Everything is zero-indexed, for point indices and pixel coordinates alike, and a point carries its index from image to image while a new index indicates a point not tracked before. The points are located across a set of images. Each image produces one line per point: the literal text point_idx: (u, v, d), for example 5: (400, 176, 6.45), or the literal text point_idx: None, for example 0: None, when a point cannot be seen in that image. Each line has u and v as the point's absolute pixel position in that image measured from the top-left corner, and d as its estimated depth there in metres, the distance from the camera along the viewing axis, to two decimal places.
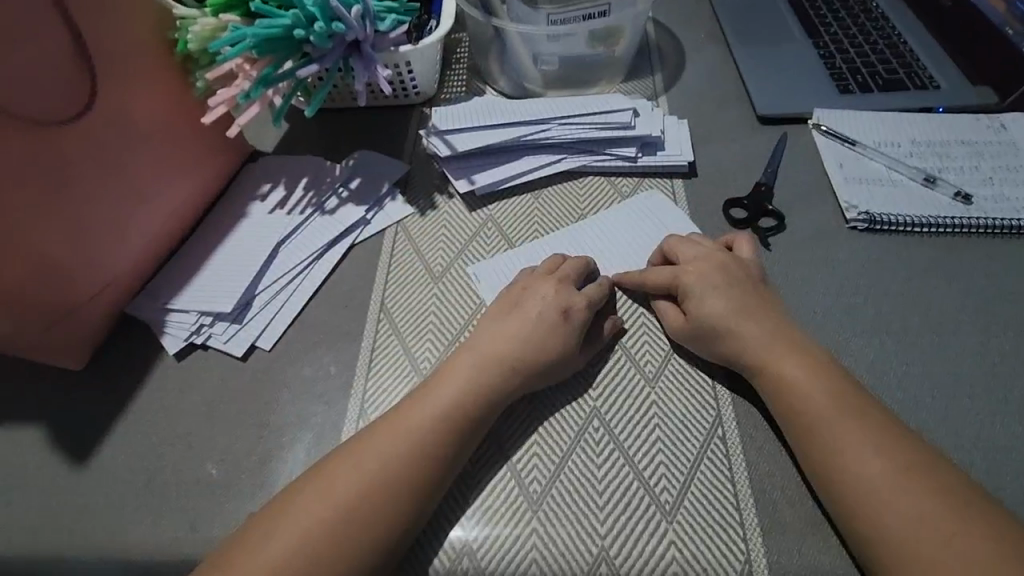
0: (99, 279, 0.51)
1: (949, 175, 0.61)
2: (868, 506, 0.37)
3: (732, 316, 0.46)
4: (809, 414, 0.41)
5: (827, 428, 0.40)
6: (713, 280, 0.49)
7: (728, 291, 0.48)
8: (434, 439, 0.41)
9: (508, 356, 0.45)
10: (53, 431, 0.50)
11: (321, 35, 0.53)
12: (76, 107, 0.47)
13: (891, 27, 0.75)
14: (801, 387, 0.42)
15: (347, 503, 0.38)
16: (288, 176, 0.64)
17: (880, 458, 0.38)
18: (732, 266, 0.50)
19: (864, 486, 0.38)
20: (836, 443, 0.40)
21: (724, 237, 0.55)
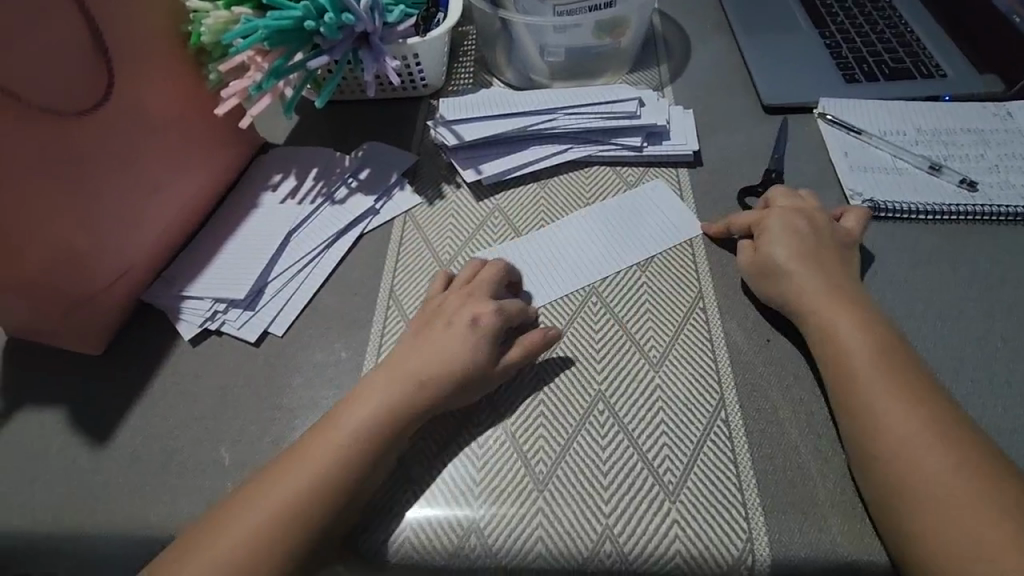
0: (115, 268, 0.53)
1: (955, 163, 0.61)
2: (892, 465, 0.39)
3: (795, 259, 0.50)
4: (857, 367, 0.43)
5: (868, 380, 0.42)
6: (793, 226, 0.52)
7: (801, 238, 0.52)
8: (361, 444, 0.42)
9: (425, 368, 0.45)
10: (74, 414, 0.51)
11: (331, 26, 0.54)
12: (92, 99, 0.48)
13: (898, 16, 0.75)
14: (856, 340, 0.44)
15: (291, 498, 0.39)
16: (299, 167, 0.66)
17: (908, 423, 0.40)
18: (819, 223, 0.53)
19: (890, 438, 0.40)
20: (874, 402, 0.41)
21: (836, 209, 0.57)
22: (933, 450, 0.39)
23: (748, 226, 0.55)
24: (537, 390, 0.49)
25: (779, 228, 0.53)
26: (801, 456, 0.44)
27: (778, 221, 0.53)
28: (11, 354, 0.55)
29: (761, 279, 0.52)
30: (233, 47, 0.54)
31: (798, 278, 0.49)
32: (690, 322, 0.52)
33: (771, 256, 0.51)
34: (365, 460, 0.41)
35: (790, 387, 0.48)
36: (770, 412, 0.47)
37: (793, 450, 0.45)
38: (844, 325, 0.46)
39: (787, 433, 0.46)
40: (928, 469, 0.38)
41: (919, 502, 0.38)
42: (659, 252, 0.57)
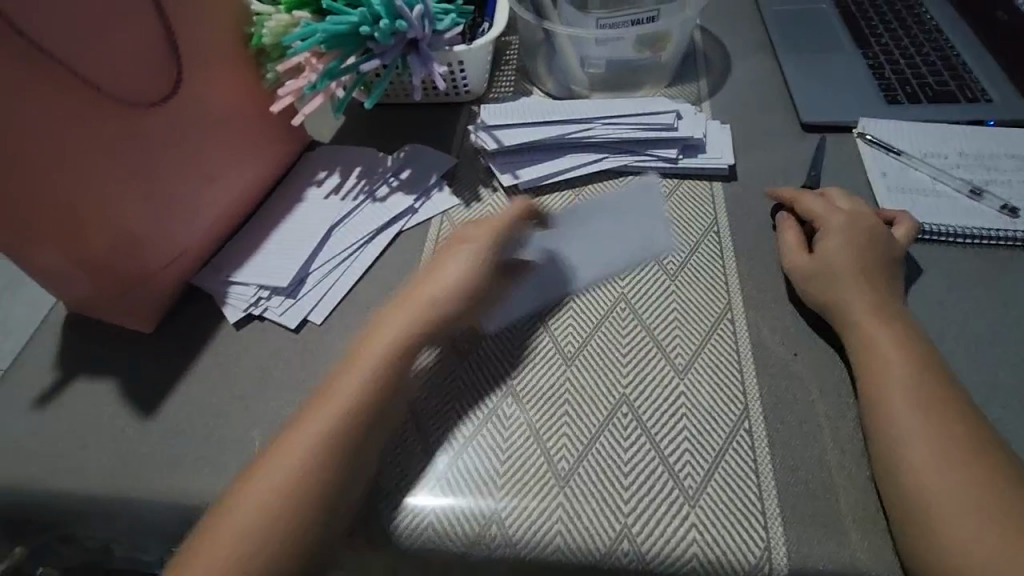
0: (170, 252, 0.56)
1: (996, 188, 0.60)
2: (915, 480, 0.40)
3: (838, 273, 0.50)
4: (884, 383, 0.44)
5: (897, 399, 0.43)
6: (857, 228, 0.53)
7: (855, 248, 0.52)
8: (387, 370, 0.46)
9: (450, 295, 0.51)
10: (124, 386, 0.54)
11: (384, 32, 0.57)
12: (162, 91, 0.52)
13: (945, 39, 0.74)
14: (887, 352, 0.45)
15: (304, 448, 0.42)
16: (344, 164, 0.68)
17: (929, 439, 0.41)
18: (878, 235, 0.53)
19: (918, 461, 0.40)
20: (898, 416, 0.42)
21: (887, 211, 0.57)
22: (952, 468, 0.39)
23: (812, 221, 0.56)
24: (562, 390, 0.50)
25: (844, 227, 0.54)
26: (823, 470, 0.45)
27: (844, 220, 0.54)
28: (71, 327, 0.59)
29: (806, 282, 0.52)
30: (292, 49, 0.57)
31: (833, 292, 0.50)
32: (716, 331, 0.52)
33: (827, 254, 0.52)
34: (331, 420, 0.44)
35: (814, 402, 0.48)
36: (792, 425, 0.47)
37: (816, 463, 0.45)
38: (880, 339, 0.46)
39: (810, 447, 0.46)
40: (947, 487, 0.39)
41: (934, 518, 0.38)
42: (690, 260, 0.58)
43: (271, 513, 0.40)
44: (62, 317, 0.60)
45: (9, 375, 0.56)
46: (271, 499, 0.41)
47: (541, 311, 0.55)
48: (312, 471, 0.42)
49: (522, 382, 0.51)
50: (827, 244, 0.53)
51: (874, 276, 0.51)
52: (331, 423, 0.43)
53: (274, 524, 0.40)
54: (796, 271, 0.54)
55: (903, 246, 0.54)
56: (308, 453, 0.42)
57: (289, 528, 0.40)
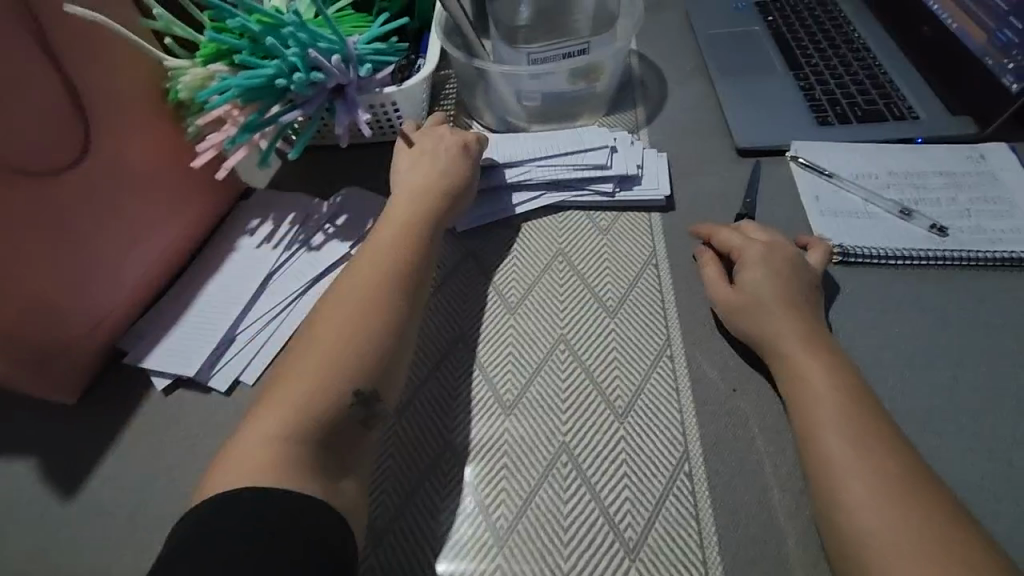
0: (90, 319, 0.54)
1: (926, 207, 0.61)
2: (848, 521, 0.39)
3: (773, 303, 0.50)
4: (812, 422, 0.44)
5: (829, 435, 0.42)
6: (773, 257, 0.53)
7: (778, 276, 0.52)
8: (366, 329, 0.45)
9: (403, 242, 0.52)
10: (45, 464, 0.52)
11: (301, 84, 0.56)
12: (68, 156, 0.50)
13: (872, 58, 0.76)
14: (817, 386, 0.45)
15: (305, 390, 0.42)
16: (277, 211, 0.67)
17: (861, 474, 0.40)
18: (797, 262, 0.54)
19: (850, 499, 0.40)
20: (830, 454, 0.42)
21: (803, 238, 0.58)
22: (881, 504, 0.39)
23: (728, 253, 0.56)
24: (500, 442, 0.49)
25: (760, 257, 0.54)
26: (766, 511, 0.44)
27: (762, 250, 0.54)
28: None
29: (731, 317, 0.52)
30: (210, 103, 0.56)
31: (760, 326, 0.50)
32: (656, 371, 0.52)
33: (747, 286, 0.52)
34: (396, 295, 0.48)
35: (755, 439, 0.47)
36: (733, 466, 0.46)
37: (758, 504, 0.44)
38: (804, 371, 0.46)
39: (751, 487, 0.45)
40: (884, 525, 0.38)
41: (871, 559, 0.37)
42: (630, 294, 0.57)
43: (289, 412, 0.40)
44: None
45: None
46: (278, 425, 0.40)
47: (480, 359, 0.54)
48: (315, 407, 0.41)
49: (460, 437, 0.49)
50: (744, 275, 0.53)
51: (800, 308, 0.51)
52: (330, 373, 0.42)
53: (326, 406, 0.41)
54: (722, 305, 0.53)
55: (818, 271, 0.54)
56: (296, 400, 0.41)
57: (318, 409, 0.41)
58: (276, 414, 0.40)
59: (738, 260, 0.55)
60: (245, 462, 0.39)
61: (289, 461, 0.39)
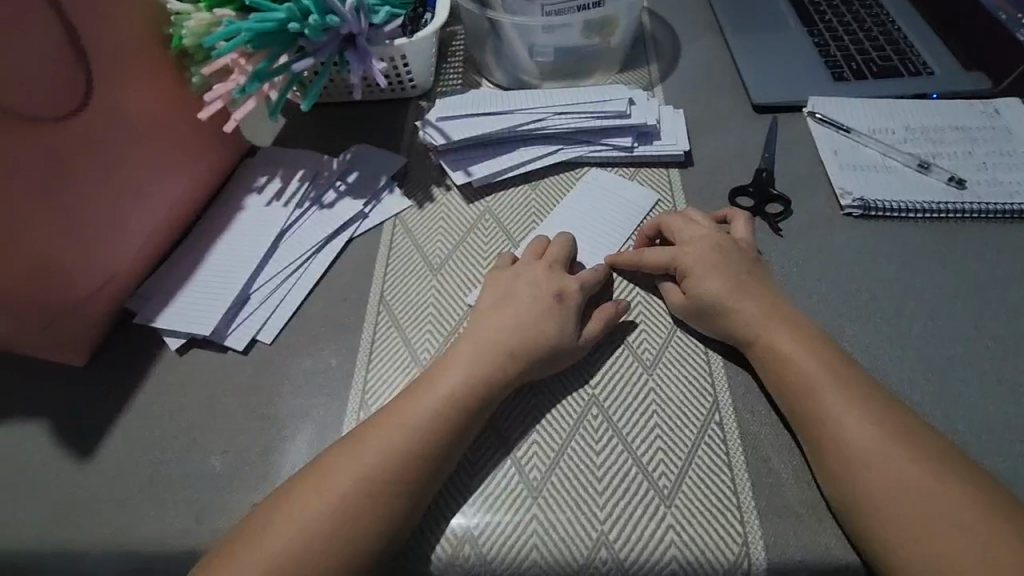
0: (99, 275, 0.52)
1: (943, 160, 0.61)
2: (852, 467, 0.39)
3: (731, 296, 0.48)
4: (805, 378, 0.43)
5: (817, 385, 0.43)
6: (708, 258, 0.50)
7: (722, 273, 0.49)
8: (457, 407, 0.43)
9: (517, 325, 0.47)
10: (57, 426, 0.50)
11: (315, 28, 0.53)
12: (68, 104, 0.47)
13: (886, 14, 0.75)
14: (802, 352, 0.44)
15: (376, 461, 0.40)
16: (286, 169, 0.65)
17: (879, 421, 0.40)
18: (727, 246, 0.51)
19: (847, 447, 0.40)
20: (826, 409, 0.42)
21: (722, 212, 0.57)
22: (899, 450, 0.39)
23: (665, 269, 0.52)
24: (528, 396, 0.48)
25: (698, 264, 0.50)
26: (796, 457, 0.44)
27: (695, 255, 0.50)
28: None
29: (699, 320, 0.49)
30: (216, 50, 0.53)
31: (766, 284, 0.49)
32: (680, 329, 0.51)
33: (701, 298, 0.49)
34: (459, 422, 0.43)
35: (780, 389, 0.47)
36: (762, 416, 0.46)
37: (789, 452, 0.45)
38: (791, 332, 0.46)
39: (781, 437, 0.45)
40: (889, 469, 0.38)
41: (876, 500, 0.38)
42: None
43: (311, 529, 0.37)
44: None
45: None
46: (342, 497, 0.38)
47: None
48: (391, 489, 0.39)
49: None
50: (690, 284, 0.50)
51: (749, 288, 0.49)
52: (412, 449, 0.41)
53: (354, 535, 0.37)
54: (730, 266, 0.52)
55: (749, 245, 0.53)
56: (361, 480, 0.39)
57: (342, 536, 0.37)
58: (341, 488, 0.39)
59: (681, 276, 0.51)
60: (286, 538, 0.37)
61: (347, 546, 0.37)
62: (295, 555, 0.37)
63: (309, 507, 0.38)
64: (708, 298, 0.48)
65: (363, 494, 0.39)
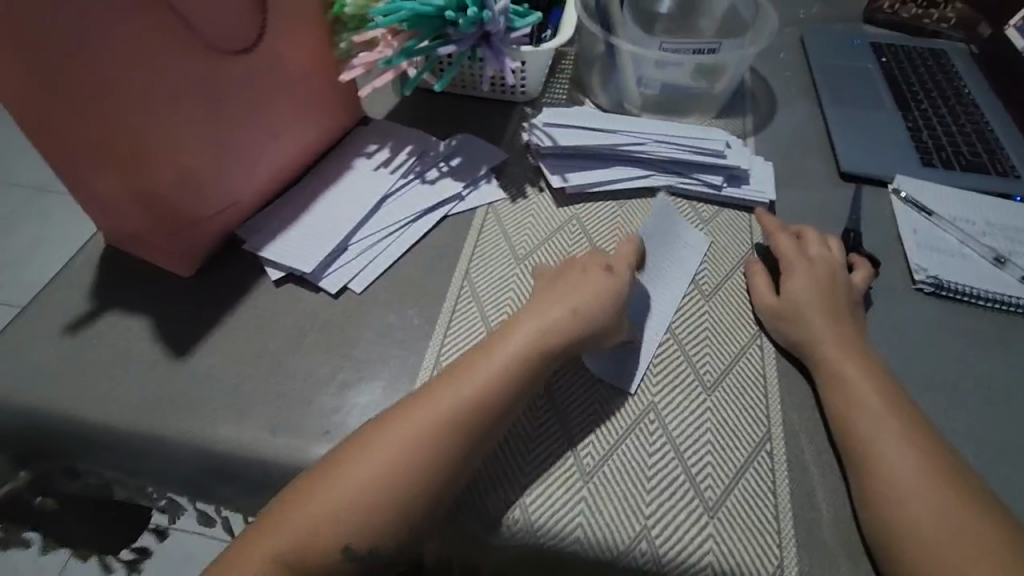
0: (226, 199, 0.57)
1: (1020, 259, 0.63)
2: (892, 495, 0.42)
3: (805, 307, 0.54)
4: (868, 411, 0.46)
5: (874, 423, 0.46)
6: (817, 271, 0.56)
7: (819, 289, 0.55)
8: (469, 422, 0.43)
9: (536, 350, 0.47)
10: (159, 323, 0.54)
11: (469, 21, 0.58)
12: (242, 42, 0.53)
13: (981, 114, 0.78)
14: (858, 387, 0.48)
15: (381, 463, 0.41)
16: (395, 141, 0.70)
17: (924, 462, 0.43)
18: (830, 271, 0.56)
19: (894, 480, 0.43)
20: (878, 444, 0.45)
21: (852, 257, 0.60)
22: (938, 488, 0.42)
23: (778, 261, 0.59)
24: (592, 389, 0.51)
25: (802, 269, 0.56)
26: (839, 499, 0.46)
27: (802, 264, 0.57)
28: (107, 261, 0.58)
29: (775, 322, 0.55)
30: (373, 22, 0.59)
31: (809, 327, 0.52)
32: (743, 359, 0.54)
33: (790, 295, 0.55)
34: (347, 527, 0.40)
35: (828, 434, 0.49)
36: (812, 454, 0.48)
37: (833, 493, 0.46)
38: (851, 373, 0.49)
39: (827, 477, 0.47)
40: (936, 499, 0.41)
41: (909, 522, 0.41)
42: (725, 284, 0.60)
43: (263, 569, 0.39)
44: (96, 252, 0.59)
45: (43, 298, 0.56)
46: (361, 494, 0.40)
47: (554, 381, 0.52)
48: (415, 488, 0.41)
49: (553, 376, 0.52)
50: (785, 282, 0.56)
51: (837, 315, 0.53)
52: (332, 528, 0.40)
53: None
54: (769, 314, 0.55)
55: (860, 289, 0.57)
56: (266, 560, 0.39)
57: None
58: (361, 480, 0.41)
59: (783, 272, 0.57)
60: (314, 519, 0.40)
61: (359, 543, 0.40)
62: (327, 524, 0.40)
63: (344, 484, 0.41)
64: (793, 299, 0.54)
65: (373, 489, 0.41)
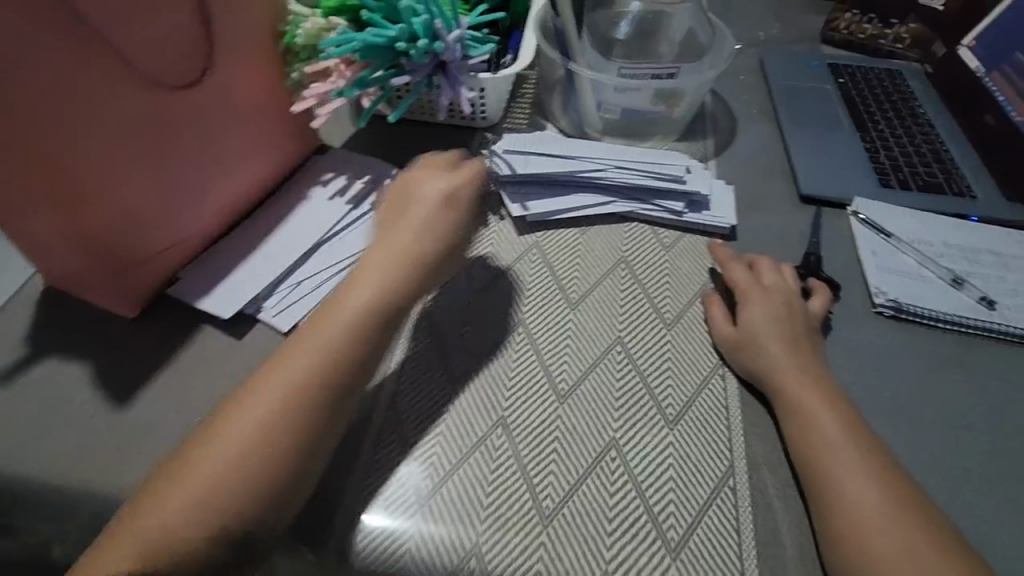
0: (171, 236, 0.54)
1: (976, 280, 0.63)
2: (853, 532, 0.41)
3: (765, 337, 0.53)
4: (829, 444, 0.46)
5: (833, 456, 0.45)
6: (774, 299, 0.56)
7: (777, 319, 0.54)
8: (306, 397, 0.40)
9: (376, 290, 0.44)
10: (99, 370, 0.52)
11: (421, 51, 0.56)
12: (187, 78, 0.51)
13: (935, 134, 0.80)
14: (818, 418, 0.47)
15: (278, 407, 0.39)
16: (352, 170, 0.68)
17: (885, 497, 0.43)
18: (787, 300, 0.56)
19: (855, 517, 0.42)
20: (838, 478, 0.44)
21: (808, 283, 0.60)
22: (901, 525, 0.41)
23: (734, 290, 0.58)
24: (551, 426, 0.50)
25: (760, 298, 0.56)
26: (804, 536, 0.45)
27: (760, 292, 0.56)
28: (46, 304, 0.56)
29: (736, 351, 0.54)
30: (325, 52, 0.57)
31: (768, 357, 0.52)
32: (705, 388, 0.53)
33: (749, 325, 0.54)
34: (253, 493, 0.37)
35: (791, 468, 0.49)
36: (776, 489, 0.47)
37: (797, 530, 0.45)
38: (812, 405, 0.48)
39: (790, 512, 0.46)
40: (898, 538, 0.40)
41: (872, 561, 0.40)
42: (686, 312, 0.59)
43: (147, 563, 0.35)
44: (36, 293, 0.57)
45: None
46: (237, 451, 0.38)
47: (508, 421, 0.50)
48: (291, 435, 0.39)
49: (510, 415, 0.50)
50: (744, 313, 0.55)
51: (797, 345, 0.53)
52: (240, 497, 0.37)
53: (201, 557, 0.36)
54: (728, 343, 0.55)
55: (817, 315, 0.57)
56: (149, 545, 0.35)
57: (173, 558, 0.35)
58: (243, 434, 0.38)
59: (740, 301, 0.57)
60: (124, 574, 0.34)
61: (211, 539, 0.36)
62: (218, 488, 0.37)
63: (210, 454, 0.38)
64: (755, 329, 0.54)
65: (222, 490, 0.37)
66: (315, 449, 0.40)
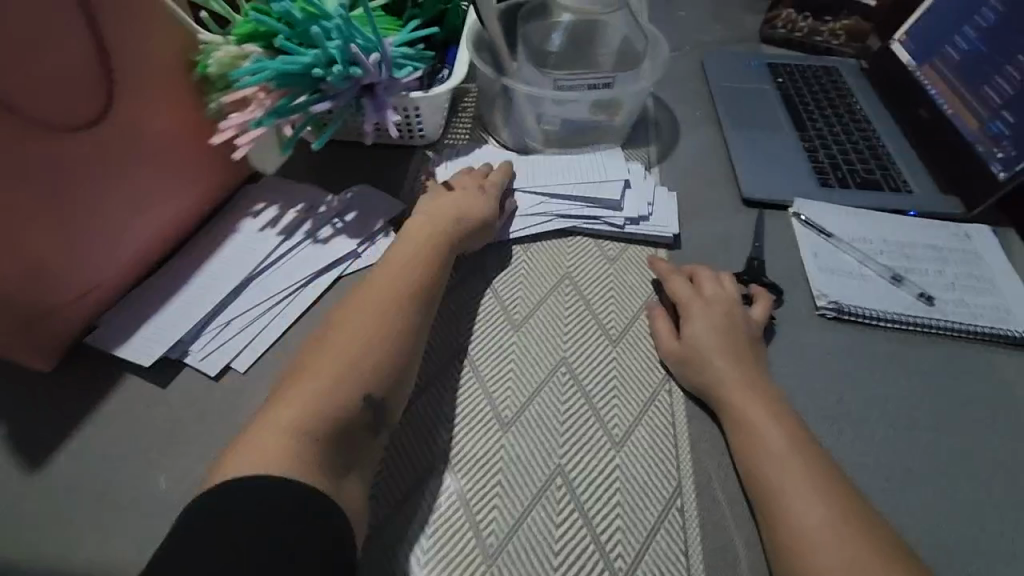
0: (85, 281, 0.51)
1: (914, 276, 0.64)
2: (800, 548, 0.41)
3: (709, 349, 0.52)
4: (773, 457, 0.45)
5: (778, 469, 0.44)
6: (712, 311, 0.55)
7: (720, 329, 0.54)
8: (344, 397, 0.42)
9: (404, 300, 0.49)
10: (12, 432, 0.49)
11: (338, 76, 0.55)
12: (89, 115, 0.48)
13: (872, 131, 0.81)
14: (762, 431, 0.47)
15: (319, 407, 0.41)
16: (286, 198, 0.66)
17: (832, 508, 0.42)
18: (729, 309, 0.55)
19: (801, 531, 0.41)
20: (784, 491, 0.43)
21: (750, 291, 0.60)
22: (850, 536, 0.40)
23: (676, 303, 0.58)
24: (495, 458, 0.48)
25: (701, 310, 0.55)
26: (754, 553, 0.44)
27: (702, 304, 0.56)
28: None
29: (682, 365, 0.53)
30: (239, 82, 0.55)
31: (712, 370, 0.51)
32: (652, 405, 0.52)
33: (692, 337, 0.54)
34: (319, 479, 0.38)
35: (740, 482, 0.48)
36: (726, 506, 0.47)
37: (746, 546, 0.45)
38: (757, 416, 0.48)
39: (740, 529, 0.46)
40: (845, 551, 0.40)
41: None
42: (631, 327, 0.58)
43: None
44: None
45: None
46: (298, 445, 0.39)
47: (450, 456, 0.48)
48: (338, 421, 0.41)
49: (453, 449, 0.49)
50: (687, 327, 0.55)
51: (739, 355, 0.52)
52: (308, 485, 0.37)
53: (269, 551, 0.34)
54: (674, 357, 0.54)
55: (759, 322, 0.56)
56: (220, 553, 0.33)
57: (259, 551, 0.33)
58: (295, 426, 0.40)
59: (682, 314, 0.56)
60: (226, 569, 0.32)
61: (292, 494, 0.36)
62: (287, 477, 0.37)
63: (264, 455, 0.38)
64: (699, 341, 0.53)
65: (295, 439, 0.39)
66: (354, 443, 0.42)
